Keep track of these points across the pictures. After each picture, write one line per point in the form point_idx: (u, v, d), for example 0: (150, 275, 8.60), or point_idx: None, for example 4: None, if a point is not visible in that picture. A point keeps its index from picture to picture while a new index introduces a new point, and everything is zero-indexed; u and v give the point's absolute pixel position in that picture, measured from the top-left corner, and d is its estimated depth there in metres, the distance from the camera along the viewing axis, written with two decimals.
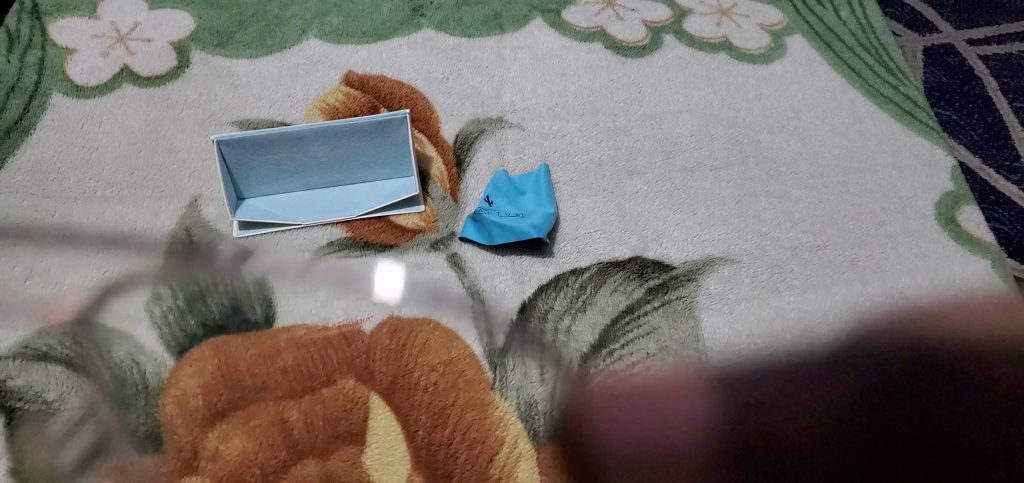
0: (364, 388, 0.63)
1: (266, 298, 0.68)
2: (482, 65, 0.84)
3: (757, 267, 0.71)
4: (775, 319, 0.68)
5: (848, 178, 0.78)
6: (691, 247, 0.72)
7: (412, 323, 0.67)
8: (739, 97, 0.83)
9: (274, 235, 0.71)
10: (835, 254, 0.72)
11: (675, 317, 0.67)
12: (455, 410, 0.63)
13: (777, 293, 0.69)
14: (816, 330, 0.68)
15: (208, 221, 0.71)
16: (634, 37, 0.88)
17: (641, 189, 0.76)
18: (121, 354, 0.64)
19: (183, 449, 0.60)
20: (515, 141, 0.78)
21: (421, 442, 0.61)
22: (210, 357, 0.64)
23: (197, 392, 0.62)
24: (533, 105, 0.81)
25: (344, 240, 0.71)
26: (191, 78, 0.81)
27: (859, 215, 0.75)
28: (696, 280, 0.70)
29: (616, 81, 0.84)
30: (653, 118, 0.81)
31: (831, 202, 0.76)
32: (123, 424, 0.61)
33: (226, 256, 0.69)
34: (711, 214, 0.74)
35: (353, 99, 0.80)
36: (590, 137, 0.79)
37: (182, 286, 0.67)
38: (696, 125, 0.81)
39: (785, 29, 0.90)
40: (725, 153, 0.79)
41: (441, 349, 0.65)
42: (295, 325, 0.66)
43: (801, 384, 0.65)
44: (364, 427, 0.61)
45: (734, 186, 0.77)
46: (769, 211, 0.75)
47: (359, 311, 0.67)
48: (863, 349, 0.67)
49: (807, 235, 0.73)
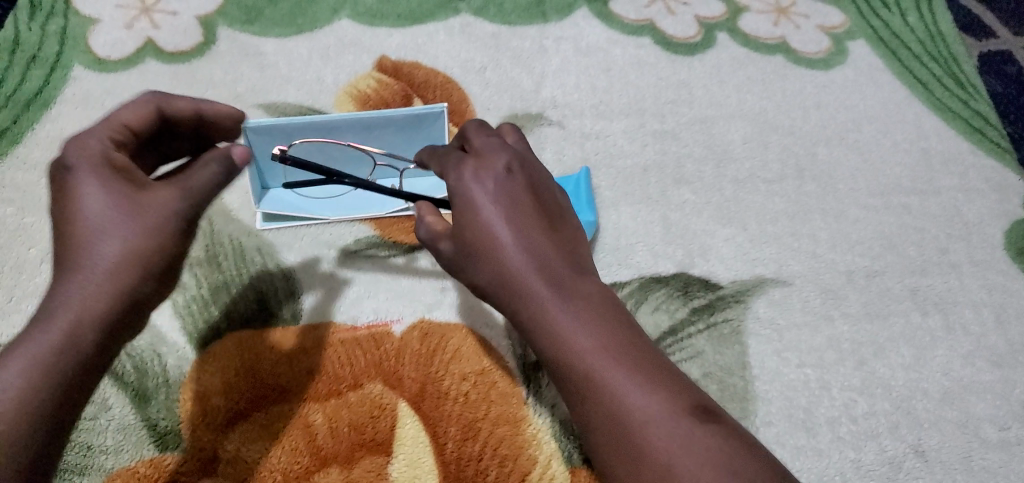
0: (392, 395, 0.60)
1: (292, 292, 0.64)
2: (523, 55, 0.78)
3: (810, 291, 0.67)
4: (827, 348, 0.64)
5: (910, 199, 0.73)
6: (740, 266, 0.68)
7: (443, 328, 0.64)
8: (795, 104, 0.78)
9: (299, 229, 0.67)
10: (893, 281, 0.68)
11: (665, 301, 0.65)
12: (487, 424, 0.59)
13: (830, 320, 0.65)
14: (870, 364, 0.64)
15: (230, 209, 0.67)
16: (685, 33, 0.82)
17: (689, 200, 0.71)
18: (138, 345, 0.60)
19: (203, 448, 0.57)
20: (555, 140, 0.73)
21: (451, 456, 0.58)
22: (233, 352, 0.61)
23: (219, 390, 0.59)
24: (575, 101, 0.76)
25: (372, 238, 0.67)
26: (218, 56, 0.76)
27: (920, 240, 0.70)
28: (744, 302, 0.66)
29: (665, 79, 0.78)
30: (703, 121, 0.76)
31: (890, 225, 0.71)
32: (140, 420, 0.58)
33: (250, 247, 0.65)
34: (764, 231, 0.70)
35: (385, 87, 0.75)
36: (635, 139, 0.74)
37: (205, 277, 0.63)
38: (750, 133, 0.76)
39: (847, 33, 0.83)
40: (780, 165, 0.74)
41: (473, 359, 0.62)
42: (321, 323, 0.63)
43: (852, 421, 0.61)
44: (391, 437, 0.59)
45: (788, 201, 0.72)
46: (825, 231, 0.70)
47: (390, 311, 0.64)
48: (921, 387, 0.63)
49: (865, 259, 0.69)
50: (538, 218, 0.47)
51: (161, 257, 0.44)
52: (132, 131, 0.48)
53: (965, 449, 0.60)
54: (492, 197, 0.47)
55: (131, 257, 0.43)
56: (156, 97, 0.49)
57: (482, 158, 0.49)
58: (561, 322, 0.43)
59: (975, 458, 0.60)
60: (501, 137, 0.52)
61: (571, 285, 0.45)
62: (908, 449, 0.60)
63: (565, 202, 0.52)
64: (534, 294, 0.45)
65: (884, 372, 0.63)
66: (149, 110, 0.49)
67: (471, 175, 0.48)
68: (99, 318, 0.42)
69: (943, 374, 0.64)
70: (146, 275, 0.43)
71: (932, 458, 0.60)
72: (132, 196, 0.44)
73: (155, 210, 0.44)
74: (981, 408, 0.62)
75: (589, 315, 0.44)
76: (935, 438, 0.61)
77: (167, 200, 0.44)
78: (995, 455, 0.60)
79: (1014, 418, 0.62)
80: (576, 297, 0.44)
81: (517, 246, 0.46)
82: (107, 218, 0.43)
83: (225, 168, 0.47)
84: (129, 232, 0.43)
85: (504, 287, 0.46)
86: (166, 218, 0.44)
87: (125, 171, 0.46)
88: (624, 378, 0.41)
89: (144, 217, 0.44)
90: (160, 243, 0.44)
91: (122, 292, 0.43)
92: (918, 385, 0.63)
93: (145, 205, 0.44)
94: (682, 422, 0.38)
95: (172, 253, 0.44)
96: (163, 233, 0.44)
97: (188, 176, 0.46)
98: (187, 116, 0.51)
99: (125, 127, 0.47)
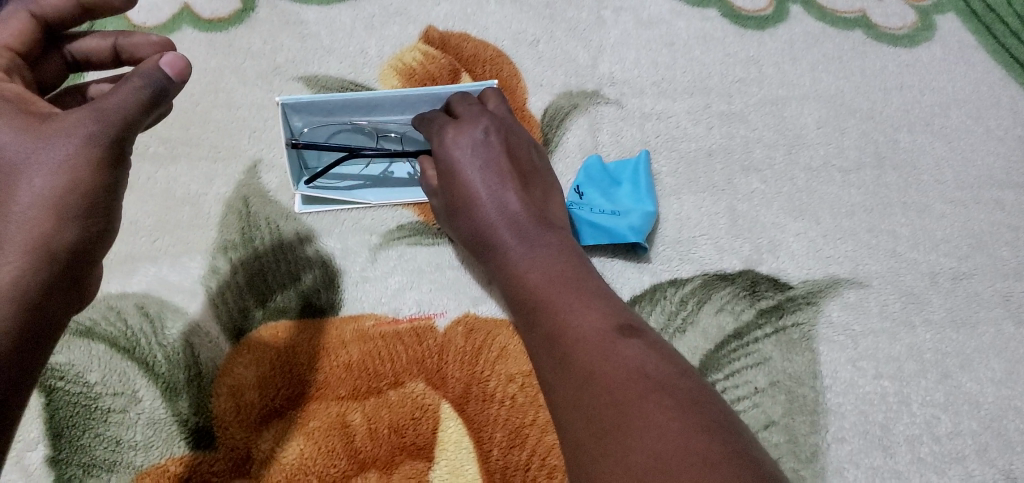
0: (435, 395, 0.57)
1: (332, 282, 0.60)
2: (579, 26, 0.72)
3: (890, 294, 0.61)
4: (908, 358, 0.59)
5: (1004, 193, 0.66)
6: (813, 264, 0.62)
7: (492, 324, 0.60)
8: (876, 84, 0.71)
9: (340, 212, 0.63)
10: (983, 286, 0.62)
11: (730, 301, 0.60)
12: (535, 430, 0.56)
13: (911, 327, 0.60)
14: (956, 377, 0.58)
15: (268, 190, 0.63)
16: (756, 4, 0.74)
17: (758, 189, 0.65)
18: (171, 335, 0.57)
19: (236, 447, 0.55)
20: (612, 120, 0.68)
21: (496, 465, 0.55)
22: (270, 346, 0.57)
23: (254, 386, 0.56)
24: (635, 78, 0.70)
25: (416, 224, 0.63)
26: (256, 25, 0.70)
27: (1015, 240, 0.64)
28: (816, 304, 0.60)
29: (733, 55, 0.71)
30: (776, 102, 0.70)
31: (982, 222, 0.65)
32: (170, 415, 0.55)
33: (288, 232, 0.61)
34: (839, 225, 0.64)
35: (431, 60, 0.70)
36: (699, 121, 0.68)
37: (241, 262, 0.60)
38: (825, 116, 0.69)
39: (936, 6, 0.75)
40: (858, 152, 0.68)
41: (521, 360, 0.59)
42: (362, 315, 0.59)
43: (935, 441, 0.56)
44: (433, 441, 0.56)
45: (865, 193, 0.66)
46: (907, 227, 0.64)
47: (433, 304, 0.60)
48: (1012, 405, 0.58)
49: (951, 260, 0.63)
50: (511, 173, 0.56)
51: (78, 192, 0.40)
52: (15, 50, 0.47)
53: None
54: (469, 154, 0.56)
55: (50, 198, 0.40)
56: (27, 5, 0.48)
57: (461, 124, 0.57)
58: (529, 265, 0.50)
59: None
60: (484, 106, 0.60)
61: (534, 233, 0.52)
62: (997, 474, 0.56)
63: (541, 164, 0.60)
64: (507, 244, 0.52)
65: (970, 386, 0.58)
66: (20, 20, 0.48)
67: (454, 141, 0.56)
68: (23, 273, 0.38)
69: None
70: (64, 216, 0.40)
71: None
72: (31, 130, 0.41)
73: (61, 141, 0.40)
74: None
75: (544, 257, 0.51)
76: None
77: (72, 126, 0.41)
78: None
79: None
80: (537, 243, 0.52)
81: (491, 195, 0.54)
82: (8, 161, 0.40)
83: (152, 84, 0.43)
84: (39, 173, 0.40)
85: (485, 240, 0.54)
86: (77, 148, 0.40)
87: (24, 99, 0.44)
88: (569, 305, 0.46)
89: (51, 152, 0.40)
90: (72, 177, 0.40)
91: (41, 242, 0.39)
92: (1009, 403, 0.58)
93: (49, 139, 0.41)
94: (611, 339, 0.43)
95: (91, 188, 0.41)
96: (75, 165, 0.40)
97: (104, 98, 0.42)
98: (71, 19, 0.49)
99: (8, 48, 0.47)
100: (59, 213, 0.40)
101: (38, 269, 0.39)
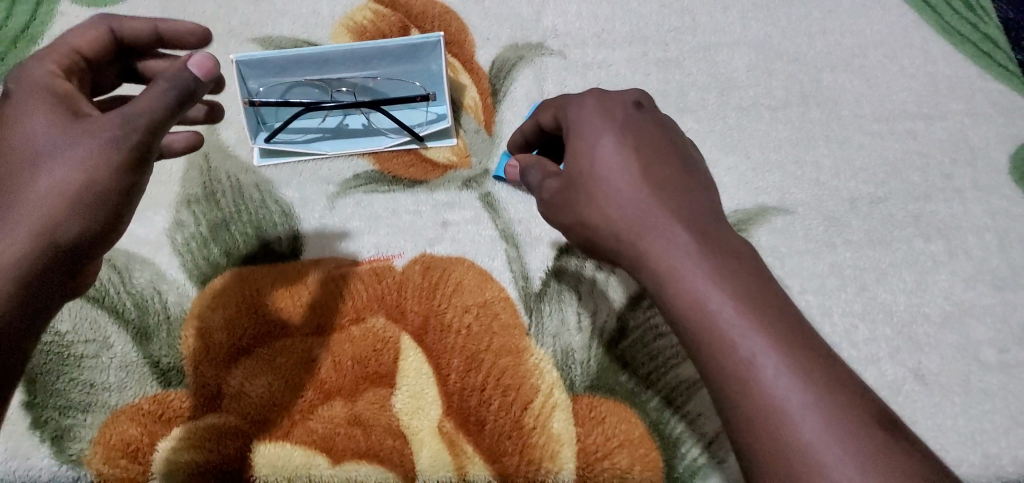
0: (395, 328, 0.61)
1: (293, 229, 0.64)
2: None
3: (813, 219, 0.66)
4: (829, 274, 0.64)
5: (916, 125, 0.71)
6: (744, 195, 0.67)
7: (448, 262, 0.63)
8: (801, 29, 0.75)
9: (297, 164, 0.66)
10: (898, 209, 0.67)
11: None
12: (489, 355, 0.60)
13: (833, 247, 0.65)
14: (872, 289, 0.64)
15: (227, 145, 0.66)
16: None
17: (693, 129, 0.70)
18: (138, 283, 0.60)
19: (207, 383, 0.58)
20: (555, 71, 0.72)
21: (453, 387, 0.59)
22: (235, 289, 0.61)
23: (221, 327, 0.60)
24: (576, 30, 0.74)
25: (371, 173, 0.66)
26: None
27: (925, 166, 0.69)
28: (746, 231, 0.65)
29: (668, 6, 0.75)
30: (709, 49, 0.74)
31: (896, 151, 0.70)
32: (142, 357, 0.59)
33: (248, 184, 0.64)
34: (767, 158, 0.69)
35: (382, 18, 0.72)
36: (638, 69, 0.72)
37: (204, 214, 0.63)
38: (754, 60, 0.73)
39: None
40: (784, 92, 0.72)
41: (476, 292, 0.62)
42: (323, 258, 0.63)
43: (854, 347, 0.62)
44: (394, 369, 0.60)
45: (792, 128, 0.71)
46: (829, 158, 0.69)
47: (391, 247, 0.64)
48: (922, 311, 0.64)
49: (869, 186, 0.68)
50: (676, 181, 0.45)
51: (94, 188, 0.43)
52: (83, 54, 0.50)
53: (965, 372, 0.62)
54: (620, 137, 0.47)
55: (65, 193, 0.43)
56: (108, 21, 0.51)
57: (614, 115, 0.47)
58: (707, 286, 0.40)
59: (973, 381, 0.61)
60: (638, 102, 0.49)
61: (715, 230, 0.43)
62: (908, 372, 0.62)
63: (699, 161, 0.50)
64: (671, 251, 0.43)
65: (885, 297, 0.64)
66: (98, 32, 0.51)
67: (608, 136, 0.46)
68: (23, 256, 0.42)
69: (944, 298, 0.64)
70: (76, 210, 0.43)
71: (930, 381, 0.61)
72: (66, 129, 0.44)
73: (86, 141, 0.43)
74: (981, 332, 0.63)
75: (735, 276, 0.41)
76: (934, 362, 0.62)
77: (99, 128, 0.43)
78: (993, 377, 0.61)
79: (1014, 341, 0.63)
80: (720, 248, 0.42)
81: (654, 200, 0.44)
82: (37, 150, 0.43)
83: (180, 85, 0.45)
84: (61, 167, 0.43)
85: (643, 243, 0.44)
86: (101, 149, 0.43)
87: (71, 97, 0.46)
88: (768, 354, 0.38)
89: (79, 149, 0.43)
90: (90, 176, 0.43)
91: (46, 230, 0.42)
92: (919, 309, 0.64)
93: (79, 137, 0.43)
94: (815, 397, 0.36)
95: (107, 187, 0.44)
96: (99, 165, 0.43)
97: (134, 104, 0.44)
98: (146, 39, 0.53)
99: (75, 51, 0.49)
100: (71, 208, 0.43)
101: (40, 253, 0.42)
